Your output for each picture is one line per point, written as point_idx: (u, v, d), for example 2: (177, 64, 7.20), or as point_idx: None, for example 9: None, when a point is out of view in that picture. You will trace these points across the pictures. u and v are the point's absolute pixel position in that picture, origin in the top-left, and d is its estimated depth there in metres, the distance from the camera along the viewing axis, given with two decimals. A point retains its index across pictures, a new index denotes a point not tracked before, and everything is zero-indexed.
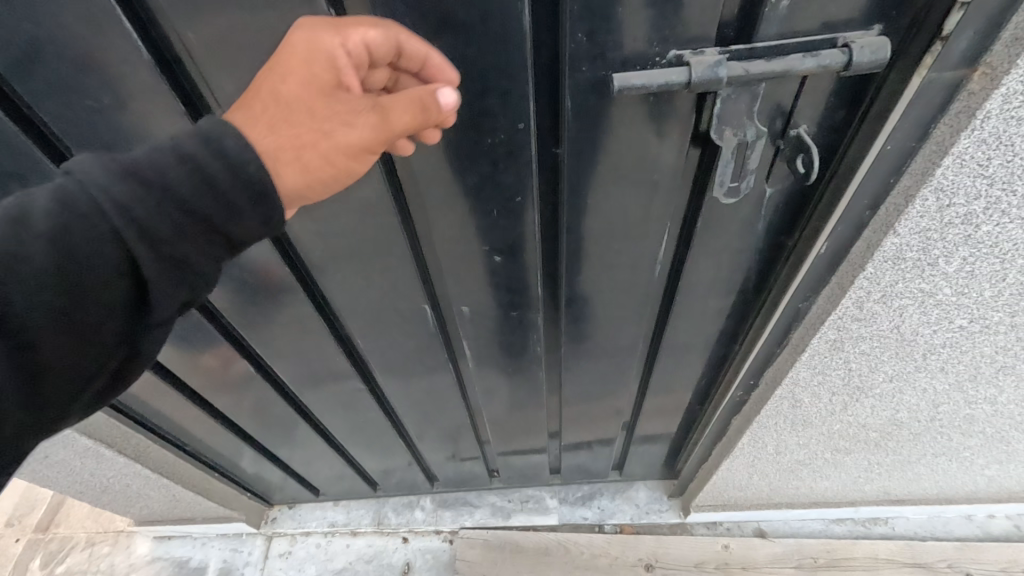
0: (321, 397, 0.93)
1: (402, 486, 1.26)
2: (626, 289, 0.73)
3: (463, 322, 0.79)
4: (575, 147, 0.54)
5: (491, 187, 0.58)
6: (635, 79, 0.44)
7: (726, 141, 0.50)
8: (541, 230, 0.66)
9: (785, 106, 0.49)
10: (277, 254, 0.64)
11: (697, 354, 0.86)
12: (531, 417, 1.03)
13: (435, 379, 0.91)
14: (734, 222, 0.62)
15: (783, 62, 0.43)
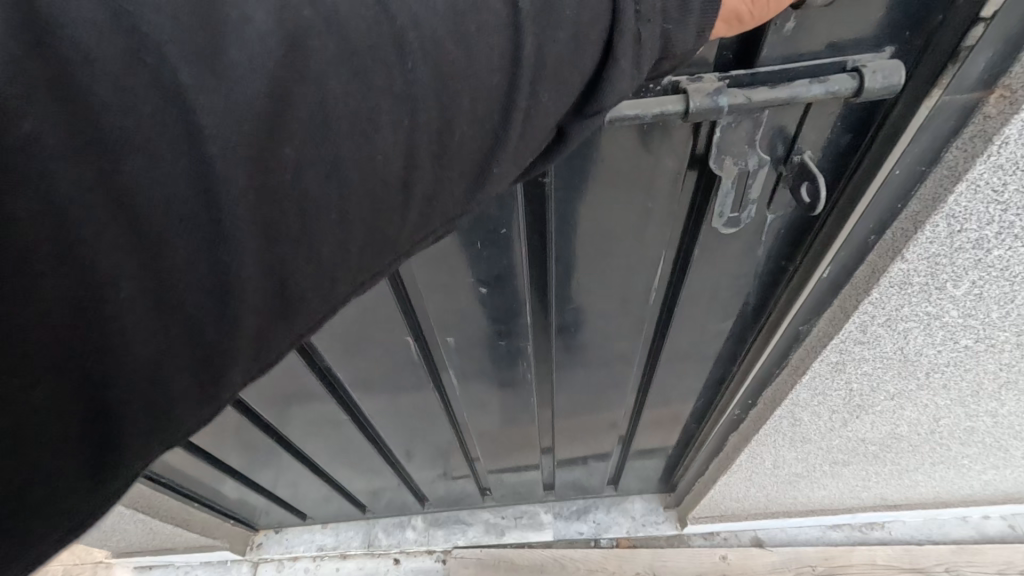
0: (302, 422, 0.90)
1: (392, 507, 1.23)
2: (618, 310, 0.71)
3: (450, 347, 0.76)
4: (565, 172, 0.51)
5: (475, 217, 0.55)
6: (628, 109, 0.40)
7: (726, 170, 0.47)
8: (529, 258, 0.63)
9: (787, 130, 0.46)
10: None
11: (693, 372, 0.83)
12: (522, 435, 1.00)
13: (420, 398, 0.87)
14: (731, 245, 0.59)
15: (789, 88, 0.40)
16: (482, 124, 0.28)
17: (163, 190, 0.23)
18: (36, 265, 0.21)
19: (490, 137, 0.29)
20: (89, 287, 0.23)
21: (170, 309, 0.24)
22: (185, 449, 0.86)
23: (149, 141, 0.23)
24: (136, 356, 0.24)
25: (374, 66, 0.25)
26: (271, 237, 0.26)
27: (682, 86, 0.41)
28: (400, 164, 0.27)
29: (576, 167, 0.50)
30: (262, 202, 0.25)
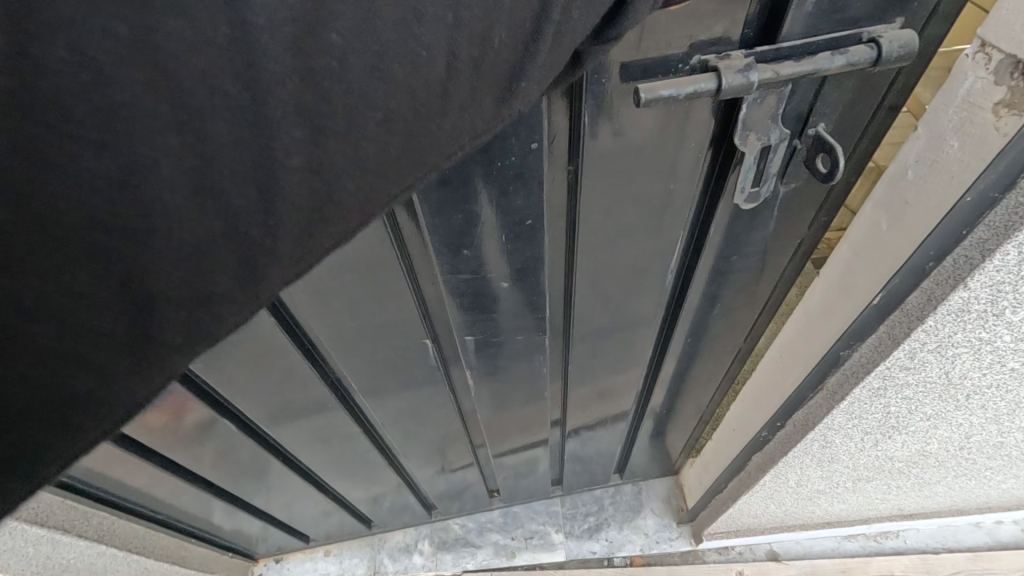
0: (298, 433, 0.81)
1: (396, 509, 1.14)
2: (639, 311, 0.69)
3: (467, 349, 0.70)
4: (593, 159, 0.48)
5: (501, 211, 0.51)
6: (664, 89, 0.40)
7: (749, 145, 0.46)
8: (552, 257, 0.60)
9: (807, 103, 0.45)
10: (281, 330, 0.61)
11: (707, 358, 0.83)
12: (529, 409, 0.87)
13: (421, 383, 0.77)
14: (749, 231, 0.59)
15: (812, 62, 0.40)
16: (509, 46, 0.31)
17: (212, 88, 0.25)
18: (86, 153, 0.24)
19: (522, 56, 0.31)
20: (133, 169, 0.25)
21: (207, 192, 0.27)
22: (182, 481, 0.82)
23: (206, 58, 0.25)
24: (176, 239, 0.27)
25: None
26: (319, 129, 0.28)
27: (711, 64, 0.41)
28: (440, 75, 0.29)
29: (605, 144, 0.47)
30: (309, 87, 0.27)
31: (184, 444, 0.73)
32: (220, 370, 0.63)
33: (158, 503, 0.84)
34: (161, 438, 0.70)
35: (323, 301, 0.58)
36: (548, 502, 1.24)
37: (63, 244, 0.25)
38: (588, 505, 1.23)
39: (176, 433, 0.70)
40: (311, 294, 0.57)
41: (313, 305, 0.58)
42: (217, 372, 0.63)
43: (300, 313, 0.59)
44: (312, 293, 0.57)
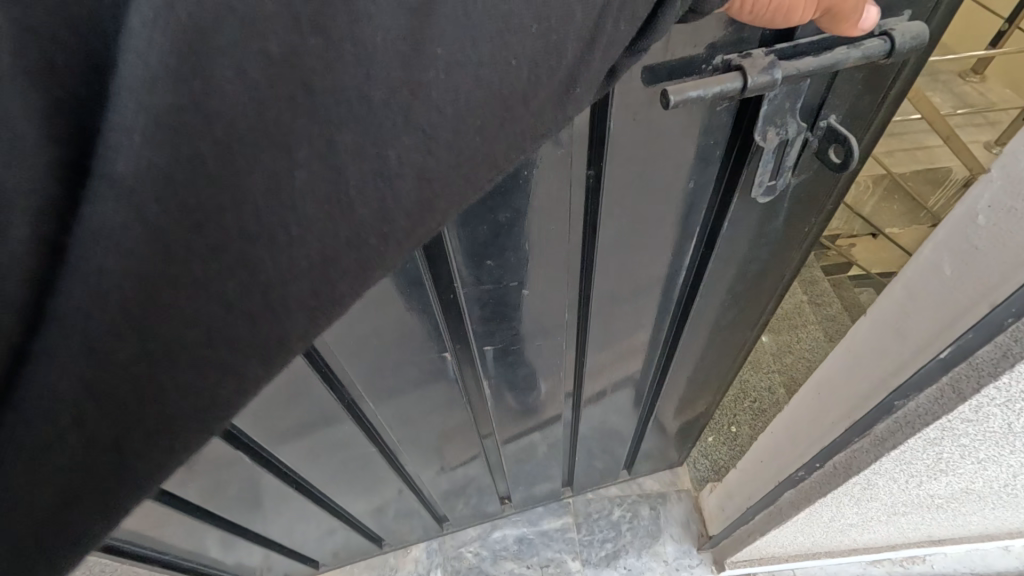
0: (314, 459, 0.79)
1: (401, 517, 1.09)
2: (651, 313, 0.70)
3: (487, 362, 0.71)
4: (615, 161, 0.49)
5: (527, 222, 0.52)
6: (692, 91, 0.41)
7: (768, 141, 0.47)
8: (575, 266, 0.60)
9: (820, 98, 0.46)
10: (307, 364, 0.60)
11: (718, 355, 0.83)
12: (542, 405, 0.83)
13: (429, 390, 0.73)
14: (764, 231, 0.59)
15: (831, 57, 0.42)
16: (558, 55, 0.30)
17: (332, 96, 0.26)
18: (238, 158, 0.26)
19: (574, 62, 0.31)
20: (274, 176, 0.26)
21: (343, 205, 0.27)
22: (198, 519, 0.78)
23: (319, 74, 0.26)
24: (302, 246, 0.27)
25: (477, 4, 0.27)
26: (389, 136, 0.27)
27: (735, 63, 0.43)
28: (495, 85, 0.29)
29: (626, 145, 0.48)
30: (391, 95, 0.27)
31: (212, 486, 0.73)
32: (250, 410, 0.64)
33: (170, 544, 0.81)
34: (195, 484, 0.71)
35: (347, 328, 0.57)
36: (564, 529, 1.23)
37: (211, 251, 0.27)
38: (604, 532, 1.22)
39: (203, 472, 0.70)
40: (338, 326, 0.56)
41: (339, 337, 0.58)
42: (247, 411, 0.64)
43: (325, 346, 0.59)
44: (340, 329, 0.57)
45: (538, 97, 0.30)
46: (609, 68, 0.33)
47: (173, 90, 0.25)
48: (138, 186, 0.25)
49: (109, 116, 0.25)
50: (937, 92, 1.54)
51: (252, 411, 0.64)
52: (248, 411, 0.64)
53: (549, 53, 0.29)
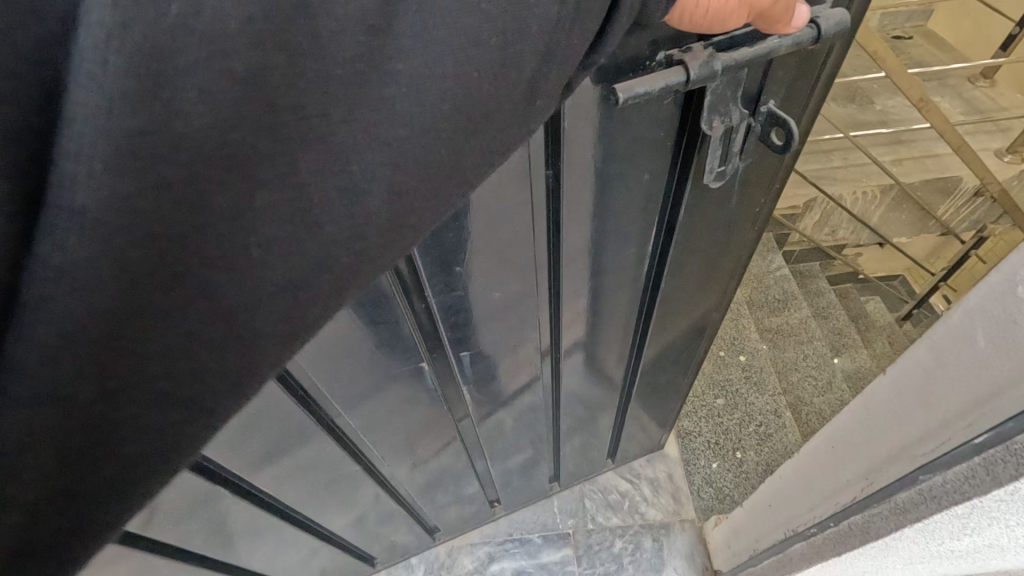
0: (288, 479, 0.73)
1: (378, 528, 1.03)
2: (620, 302, 0.72)
3: (465, 369, 0.72)
4: (575, 160, 0.52)
5: (497, 229, 0.54)
6: (637, 88, 0.45)
7: (714, 130, 0.51)
8: (549, 264, 0.62)
9: (757, 85, 0.50)
10: (280, 388, 0.58)
11: (692, 336, 0.86)
12: (528, 403, 0.85)
13: (395, 392, 0.69)
14: (719, 214, 0.63)
15: (763, 45, 0.46)
16: (516, 71, 0.32)
17: (300, 116, 0.28)
18: (206, 179, 0.27)
19: (533, 79, 0.34)
20: (241, 192, 0.28)
21: (305, 219, 0.30)
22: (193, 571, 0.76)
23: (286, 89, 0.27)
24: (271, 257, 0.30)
25: (437, 25, 0.29)
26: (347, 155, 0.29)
27: (677, 58, 0.46)
28: (456, 102, 0.31)
29: (583, 142, 0.50)
30: (352, 110, 0.29)
31: (189, 531, 0.68)
32: (222, 444, 0.59)
33: None
34: (172, 530, 0.66)
35: (319, 343, 0.55)
36: (564, 562, 1.40)
37: (174, 269, 0.28)
38: (605, 565, 1.40)
39: (166, 512, 0.63)
40: (314, 345, 0.55)
41: (315, 361, 0.57)
42: (219, 447, 0.59)
43: (298, 374, 0.57)
44: (316, 348, 0.55)
45: (501, 108, 0.33)
46: (566, 80, 0.36)
47: (135, 111, 0.24)
48: (107, 219, 0.25)
49: (62, 144, 0.24)
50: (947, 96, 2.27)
51: (225, 447, 0.60)
52: (217, 448, 0.59)
53: (508, 69, 0.32)
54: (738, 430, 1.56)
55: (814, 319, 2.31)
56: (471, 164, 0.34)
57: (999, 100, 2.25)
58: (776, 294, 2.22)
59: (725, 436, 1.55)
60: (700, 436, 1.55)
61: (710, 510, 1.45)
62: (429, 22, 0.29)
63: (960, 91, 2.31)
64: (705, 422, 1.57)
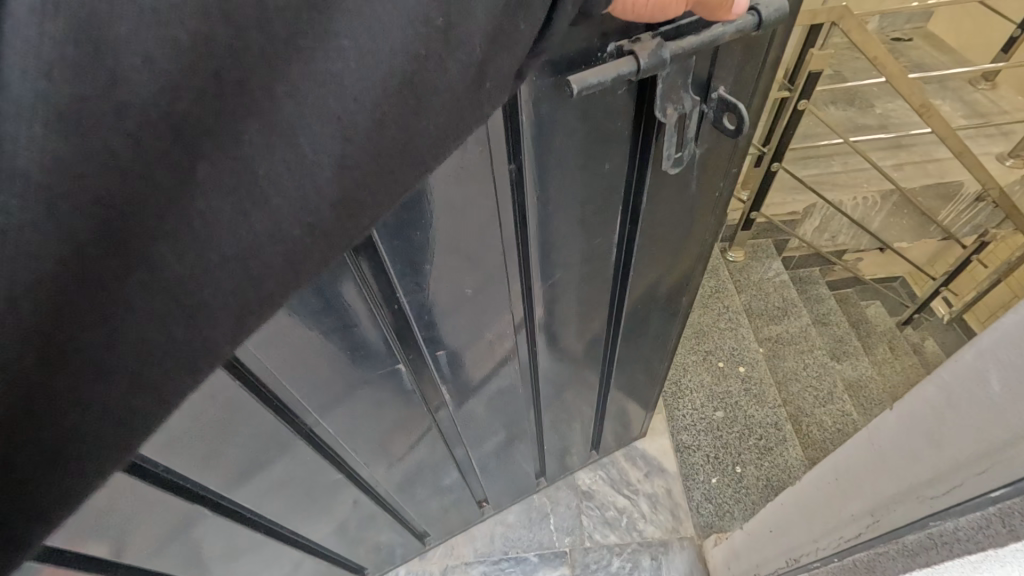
0: (247, 477, 0.71)
1: (356, 538, 1.06)
2: (587, 291, 0.76)
3: (442, 366, 0.76)
4: (535, 152, 0.55)
5: (461, 224, 0.57)
6: (591, 78, 0.48)
7: (668, 117, 0.54)
8: (516, 255, 0.66)
9: (706, 72, 0.53)
10: (233, 377, 0.57)
11: (663, 320, 0.91)
12: (510, 394, 0.89)
13: (371, 392, 0.72)
14: (679, 200, 0.67)
15: (708, 32, 0.49)
16: (461, 53, 0.34)
17: (247, 131, 0.30)
18: (156, 195, 0.29)
19: (479, 62, 0.35)
20: (181, 183, 0.29)
21: (250, 210, 0.31)
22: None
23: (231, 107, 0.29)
24: (223, 265, 0.32)
25: (380, 11, 0.30)
26: (292, 139, 0.30)
27: (627, 49, 0.49)
28: (403, 88, 0.32)
29: (540, 133, 0.54)
30: (295, 95, 0.30)
31: (153, 544, 0.68)
32: (168, 446, 0.58)
33: None
34: (134, 545, 0.66)
35: (270, 339, 0.55)
36: None
37: (116, 263, 0.29)
38: None
39: (109, 521, 0.60)
40: (272, 340, 0.56)
41: (281, 358, 0.59)
42: (169, 450, 0.58)
43: (264, 373, 0.59)
44: (267, 338, 0.55)
45: (446, 91, 0.34)
46: (517, 69, 0.38)
47: (64, 100, 0.25)
48: (38, 207, 0.26)
49: None
50: (948, 100, 2.26)
51: (173, 451, 0.59)
52: (162, 450, 0.58)
53: (452, 51, 0.33)
54: (737, 445, 1.57)
55: (813, 328, 2.35)
56: (422, 151, 0.36)
57: (1000, 103, 2.26)
58: (776, 302, 2.25)
59: (725, 451, 1.57)
60: (700, 450, 1.58)
61: (708, 527, 1.47)
62: (371, 8, 0.30)
63: (961, 94, 2.32)
64: (705, 436, 1.60)
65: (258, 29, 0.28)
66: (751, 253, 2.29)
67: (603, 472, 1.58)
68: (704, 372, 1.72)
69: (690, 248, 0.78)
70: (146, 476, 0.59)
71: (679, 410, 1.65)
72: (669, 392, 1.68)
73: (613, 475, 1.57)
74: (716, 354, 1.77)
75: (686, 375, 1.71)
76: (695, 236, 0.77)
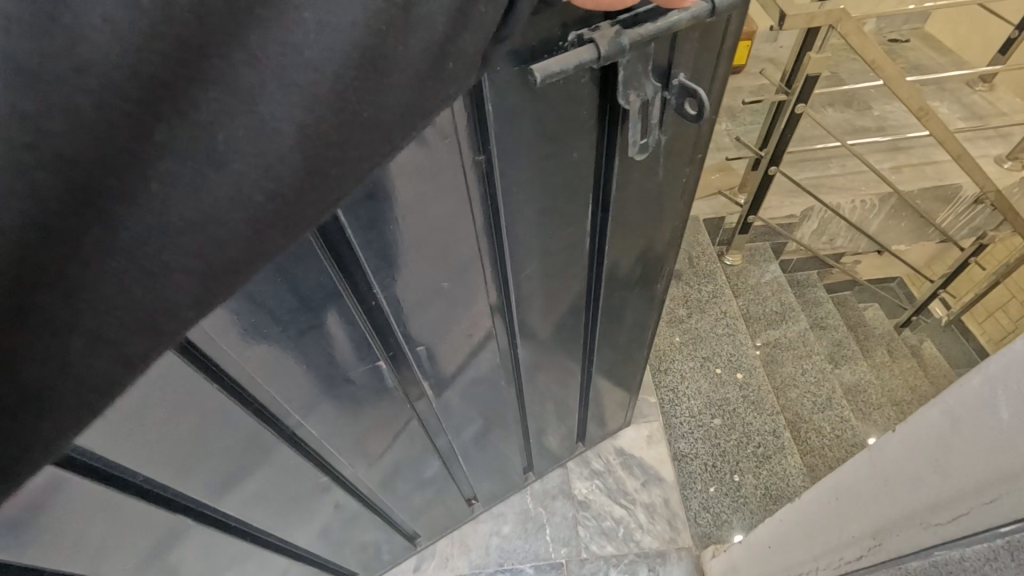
0: (214, 476, 0.68)
1: (346, 542, 1.09)
2: (562, 280, 0.78)
3: (424, 362, 0.77)
4: (503, 143, 0.56)
5: (431, 218, 0.58)
6: (552, 66, 0.49)
7: (631, 103, 0.56)
8: (489, 245, 0.67)
9: (666, 59, 0.54)
10: (193, 366, 0.55)
11: (641, 302, 0.94)
12: (494, 388, 0.93)
13: (352, 391, 0.73)
14: (648, 185, 0.69)
15: (665, 19, 0.50)
16: (422, 33, 0.33)
17: (194, 126, 0.30)
18: (106, 184, 0.30)
19: (442, 43, 0.34)
20: (130, 162, 0.30)
21: (201, 193, 0.31)
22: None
23: (183, 110, 0.30)
24: (180, 262, 0.32)
25: None
26: (238, 121, 0.30)
27: (587, 37, 0.50)
28: (360, 70, 0.31)
29: (507, 123, 0.55)
30: (242, 77, 0.29)
31: (111, 556, 0.65)
32: (119, 445, 0.55)
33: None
34: (92, 555, 0.63)
35: (223, 329, 0.53)
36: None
37: (67, 239, 0.30)
38: None
39: (55, 526, 0.56)
40: (236, 336, 0.55)
41: (249, 353, 0.58)
42: (125, 450, 0.56)
43: (233, 372, 0.59)
44: (220, 321, 0.52)
45: (409, 73, 0.34)
46: (480, 55, 0.39)
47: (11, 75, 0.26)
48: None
49: None
50: (945, 102, 2.27)
51: (117, 449, 0.55)
52: (105, 447, 0.54)
53: (412, 31, 0.32)
54: (735, 453, 1.58)
55: (812, 332, 2.35)
56: (384, 137, 0.35)
57: (998, 104, 2.26)
58: (773, 307, 2.22)
59: (723, 459, 1.57)
60: (697, 458, 1.58)
61: (706, 538, 1.47)
62: None
63: (958, 96, 2.32)
64: (702, 444, 1.60)
65: (206, 33, 0.29)
66: (749, 258, 2.29)
67: (600, 482, 1.56)
68: (701, 379, 1.72)
69: (658, 235, 0.81)
70: (93, 475, 0.56)
71: (676, 417, 1.65)
72: (666, 398, 1.68)
73: (610, 484, 1.55)
74: (714, 359, 1.77)
75: (685, 382, 1.71)
76: (667, 222, 0.79)
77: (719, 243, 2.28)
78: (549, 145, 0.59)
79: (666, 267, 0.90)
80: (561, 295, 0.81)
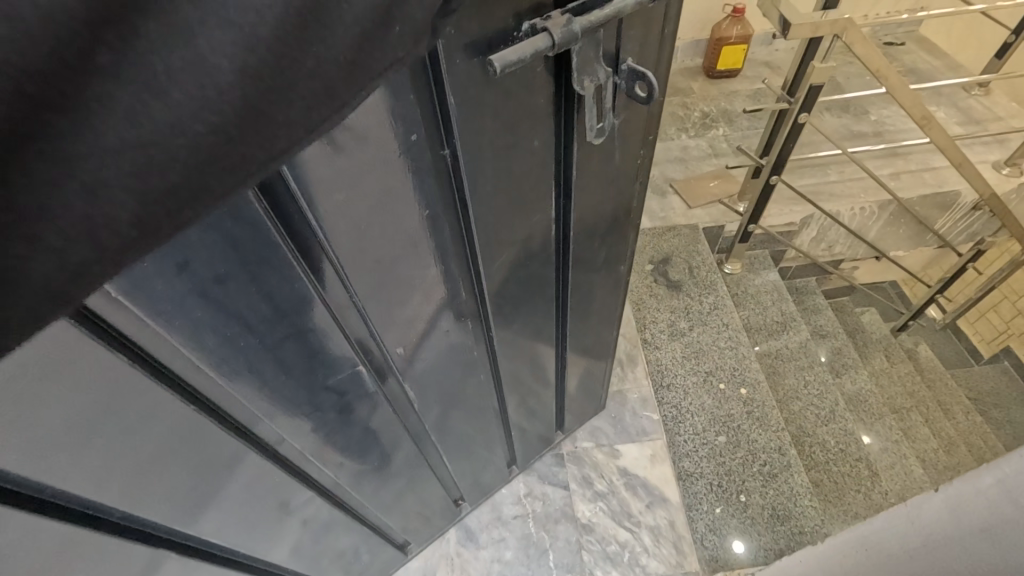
0: (178, 501, 0.68)
1: (327, 552, 1.13)
2: (529, 264, 0.82)
3: (400, 360, 0.81)
4: (464, 140, 0.59)
5: (390, 212, 0.60)
6: (510, 54, 0.52)
7: (586, 88, 0.60)
8: (455, 236, 0.70)
9: (613, 44, 0.59)
10: (123, 359, 0.51)
11: (605, 275, 1.00)
12: (469, 376, 0.97)
13: (329, 395, 0.75)
14: (604, 167, 0.75)
15: (611, 6, 0.54)
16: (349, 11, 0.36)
17: (130, 113, 0.31)
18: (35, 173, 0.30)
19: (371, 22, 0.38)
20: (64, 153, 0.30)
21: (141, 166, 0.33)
22: None
23: (115, 85, 0.30)
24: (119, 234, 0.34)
25: None
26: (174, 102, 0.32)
27: (540, 26, 0.53)
28: (290, 45, 0.35)
29: (467, 116, 0.57)
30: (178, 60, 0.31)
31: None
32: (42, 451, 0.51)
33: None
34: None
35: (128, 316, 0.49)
36: None
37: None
38: None
39: (22, 561, 0.56)
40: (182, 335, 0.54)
41: (216, 351, 0.58)
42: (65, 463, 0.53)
43: (186, 376, 0.58)
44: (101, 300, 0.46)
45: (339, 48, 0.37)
46: (420, 34, 0.42)
47: None
48: None
49: None
50: (942, 107, 2.28)
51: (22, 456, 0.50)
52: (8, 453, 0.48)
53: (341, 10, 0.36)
54: (741, 472, 1.59)
55: (811, 338, 2.36)
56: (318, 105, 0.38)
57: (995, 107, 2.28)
58: (775, 318, 2.19)
59: (729, 479, 1.58)
60: (703, 478, 1.59)
61: (713, 561, 1.46)
62: None
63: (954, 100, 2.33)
64: (707, 462, 1.61)
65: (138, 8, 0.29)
66: (748, 265, 2.26)
67: (603, 504, 1.56)
68: (705, 394, 1.73)
69: (616, 218, 0.87)
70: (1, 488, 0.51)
71: (680, 435, 1.66)
72: (669, 416, 1.69)
73: (614, 506, 1.56)
74: (717, 373, 1.78)
75: (688, 399, 1.72)
76: (623, 200, 0.85)
77: (718, 253, 2.25)
78: (506, 138, 0.62)
79: (625, 244, 0.96)
80: (528, 279, 0.85)
